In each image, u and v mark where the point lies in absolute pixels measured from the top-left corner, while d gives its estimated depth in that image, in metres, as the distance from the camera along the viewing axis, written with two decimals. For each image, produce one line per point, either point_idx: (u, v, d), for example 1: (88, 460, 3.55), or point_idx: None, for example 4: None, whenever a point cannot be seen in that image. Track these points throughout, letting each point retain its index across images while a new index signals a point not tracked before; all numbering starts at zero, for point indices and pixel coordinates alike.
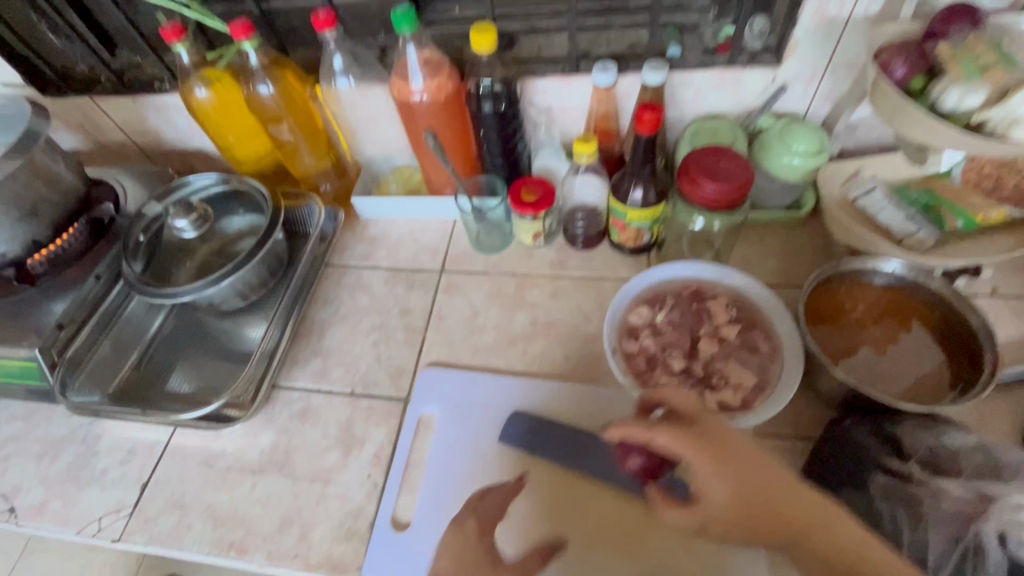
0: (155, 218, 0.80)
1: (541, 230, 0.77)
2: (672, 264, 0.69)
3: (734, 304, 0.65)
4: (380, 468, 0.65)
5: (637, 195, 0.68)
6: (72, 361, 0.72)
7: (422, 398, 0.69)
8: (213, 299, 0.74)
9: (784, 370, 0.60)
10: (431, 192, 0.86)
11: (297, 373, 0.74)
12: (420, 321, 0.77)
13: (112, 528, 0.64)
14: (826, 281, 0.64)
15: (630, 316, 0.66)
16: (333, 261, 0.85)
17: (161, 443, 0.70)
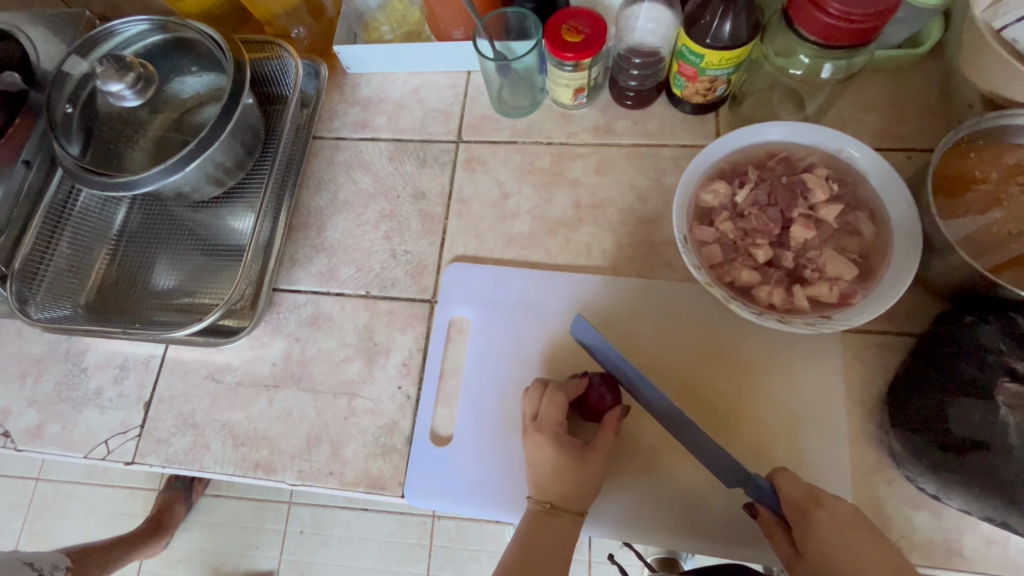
0: (83, 80, 0.61)
1: (585, 84, 0.60)
2: (760, 125, 0.54)
3: (833, 178, 0.53)
4: (410, 379, 0.57)
5: (726, 28, 0.51)
6: (26, 269, 0.61)
7: (451, 299, 0.59)
8: (179, 188, 0.60)
9: (891, 256, 0.50)
10: (438, 36, 0.67)
11: (299, 273, 0.63)
12: (438, 206, 0.64)
13: (123, 451, 0.59)
14: (958, 143, 0.51)
15: (703, 195, 0.53)
16: (321, 133, 0.69)
17: (156, 358, 0.61)
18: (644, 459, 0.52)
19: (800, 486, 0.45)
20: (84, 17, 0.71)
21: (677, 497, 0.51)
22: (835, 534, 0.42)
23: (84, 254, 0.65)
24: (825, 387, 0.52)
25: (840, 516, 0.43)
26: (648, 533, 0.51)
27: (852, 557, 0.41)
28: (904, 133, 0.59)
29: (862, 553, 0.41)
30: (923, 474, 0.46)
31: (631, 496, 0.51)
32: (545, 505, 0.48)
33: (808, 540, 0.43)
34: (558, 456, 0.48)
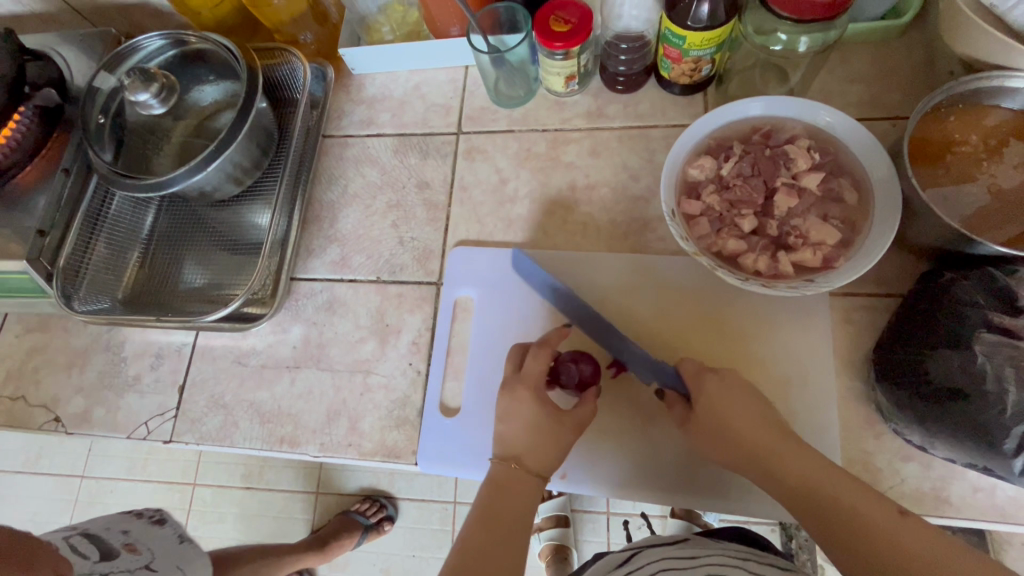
0: (113, 93, 0.66)
1: (575, 71, 0.63)
2: (743, 101, 0.56)
3: (816, 148, 0.55)
4: (420, 356, 0.61)
5: (704, 8, 0.53)
6: (69, 268, 0.67)
7: (456, 280, 0.63)
8: (203, 188, 0.65)
9: (873, 220, 0.51)
10: (435, 34, 0.71)
11: (314, 262, 0.68)
12: (442, 194, 0.67)
13: (161, 431, 0.64)
14: (937, 110, 0.53)
15: (690, 170, 0.56)
16: (331, 132, 0.73)
17: (187, 345, 0.67)
18: (624, 424, 0.55)
19: (695, 362, 0.51)
20: (110, 34, 0.76)
21: (650, 459, 0.54)
22: (722, 395, 0.48)
23: (118, 253, 0.70)
24: (814, 350, 0.54)
25: (727, 380, 0.49)
26: (628, 491, 0.54)
27: (731, 412, 0.47)
28: (888, 103, 0.60)
29: (746, 409, 0.47)
30: (909, 424, 0.48)
31: (612, 459, 0.55)
32: (510, 463, 0.50)
33: (698, 401, 0.48)
34: (536, 412, 0.50)
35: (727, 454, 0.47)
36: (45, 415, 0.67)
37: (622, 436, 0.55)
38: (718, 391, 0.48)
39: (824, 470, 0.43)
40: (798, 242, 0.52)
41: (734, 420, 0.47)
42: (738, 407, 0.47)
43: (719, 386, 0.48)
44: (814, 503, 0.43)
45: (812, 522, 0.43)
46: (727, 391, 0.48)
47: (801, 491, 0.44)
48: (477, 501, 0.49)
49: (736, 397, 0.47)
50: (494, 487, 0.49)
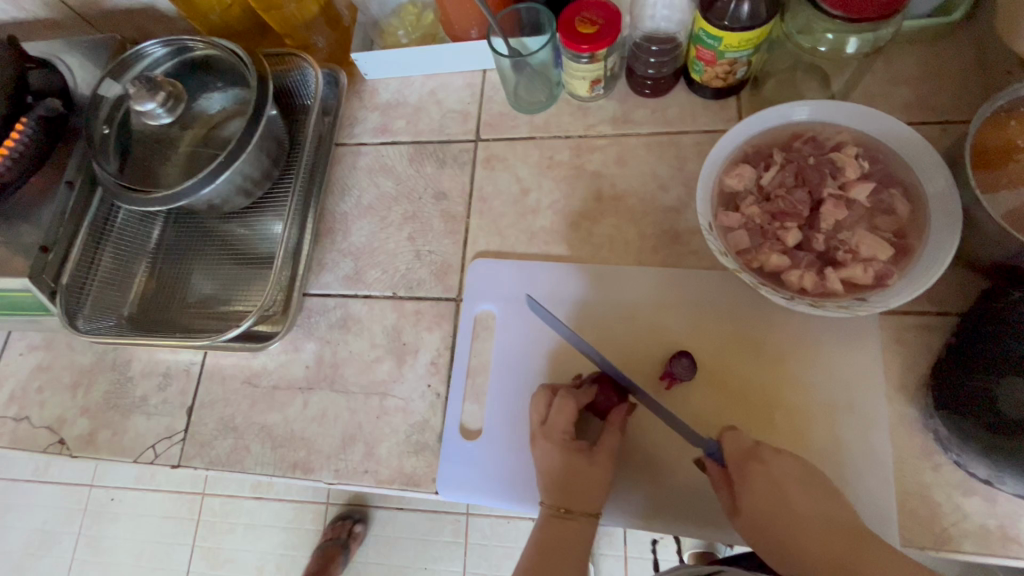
0: (117, 103, 0.64)
1: (601, 75, 0.60)
2: (783, 107, 0.53)
3: (863, 155, 0.51)
4: (439, 377, 0.58)
5: (745, 8, 0.50)
6: (73, 284, 0.64)
7: (476, 295, 0.59)
8: (212, 200, 0.62)
9: (929, 235, 0.48)
10: (452, 36, 0.68)
11: (327, 276, 0.65)
12: (460, 205, 0.64)
13: (169, 455, 0.61)
14: (998, 114, 0.49)
15: (727, 180, 0.52)
16: (343, 140, 0.71)
17: (195, 365, 0.64)
18: (656, 453, 0.52)
19: (739, 442, 0.47)
20: (116, 41, 0.74)
21: (685, 491, 0.51)
22: (774, 491, 0.45)
23: (124, 268, 0.67)
24: (864, 374, 0.50)
25: (774, 468, 0.46)
26: (662, 523, 0.51)
27: (792, 512, 0.44)
28: (938, 106, 0.56)
29: (801, 508, 0.44)
30: (973, 455, 0.44)
31: (647, 492, 0.51)
32: (557, 508, 0.49)
33: (744, 495, 0.45)
34: (567, 460, 0.49)
35: (787, 557, 0.44)
36: (50, 436, 0.65)
37: (654, 467, 0.52)
38: (765, 488, 0.45)
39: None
40: (847, 258, 0.48)
41: (791, 521, 0.44)
42: (790, 503, 0.44)
43: (765, 478, 0.45)
44: None
45: None
46: (781, 486, 0.45)
47: None
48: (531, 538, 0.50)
49: (784, 491, 0.45)
50: (543, 528, 0.49)
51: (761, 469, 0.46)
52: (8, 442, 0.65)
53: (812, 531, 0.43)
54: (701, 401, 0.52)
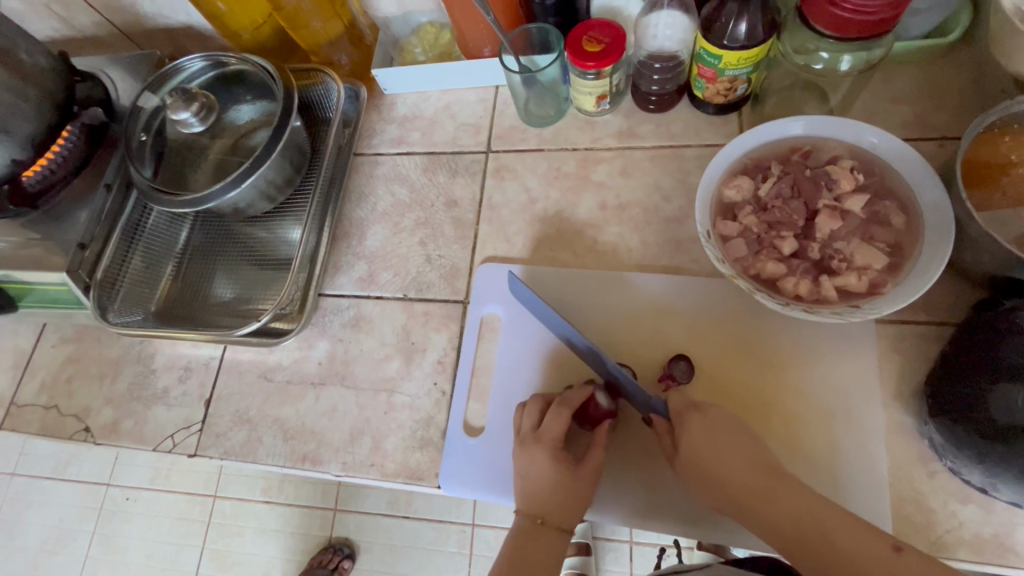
0: (154, 112, 0.69)
1: (606, 91, 0.63)
2: (780, 121, 0.55)
3: (859, 168, 0.53)
4: (445, 376, 0.60)
5: (741, 28, 0.52)
6: (106, 280, 0.68)
7: (483, 298, 0.62)
8: (237, 203, 0.66)
9: (922, 246, 0.49)
10: (467, 54, 0.72)
11: (342, 278, 0.68)
12: (470, 212, 0.67)
13: (187, 444, 0.64)
14: (989, 131, 0.51)
15: (726, 191, 0.54)
16: (362, 151, 0.74)
17: (215, 359, 0.67)
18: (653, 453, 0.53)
19: (682, 398, 0.50)
20: (155, 56, 0.79)
21: (675, 497, 0.52)
22: (708, 434, 0.47)
23: (153, 267, 0.71)
24: (860, 382, 0.51)
25: (711, 417, 0.48)
26: (658, 521, 0.52)
27: (721, 455, 0.46)
28: (936, 123, 0.58)
29: (728, 449, 0.46)
30: (967, 462, 0.45)
31: (645, 494, 0.52)
32: (535, 519, 0.51)
33: (681, 439, 0.48)
34: (556, 470, 0.50)
35: (713, 494, 0.46)
36: (76, 424, 0.68)
37: (650, 467, 0.53)
38: (700, 432, 0.47)
39: (813, 509, 0.43)
40: (841, 267, 0.50)
41: (717, 462, 0.46)
42: (719, 445, 0.47)
43: (700, 424, 0.48)
44: (811, 546, 0.42)
45: (807, 562, 0.42)
46: (714, 430, 0.47)
47: (794, 531, 0.43)
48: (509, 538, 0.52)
49: (718, 436, 0.47)
50: (518, 539, 0.50)
51: (698, 417, 0.48)
52: (38, 428, 0.69)
53: (740, 470, 0.46)
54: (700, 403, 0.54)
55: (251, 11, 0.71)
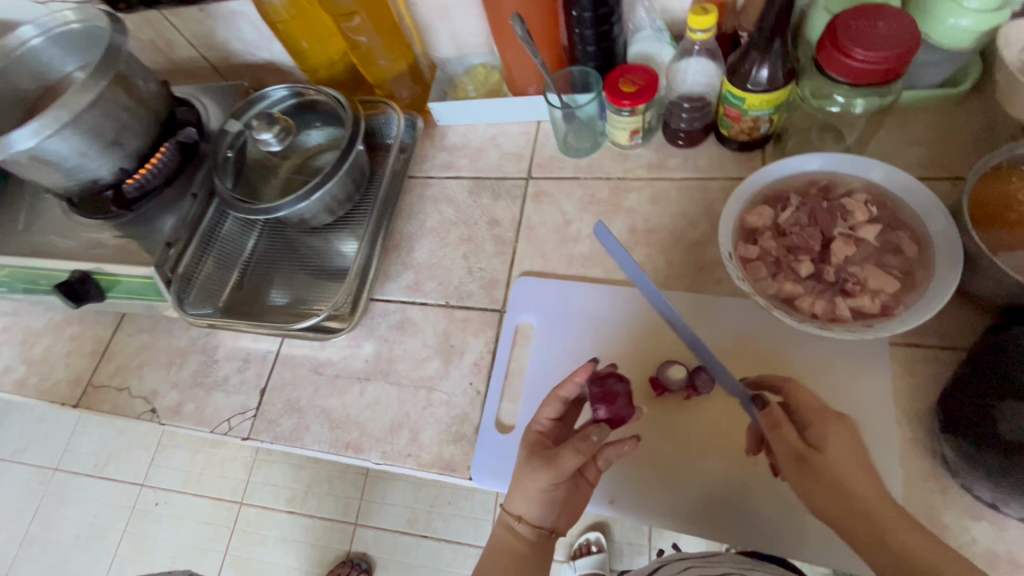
0: (239, 134, 0.79)
1: (639, 127, 0.70)
2: (799, 157, 0.60)
3: (873, 201, 0.57)
4: (480, 377, 0.65)
5: (763, 74, 0.59)
6: (184, 277, 0.76)
7: (519, 308, 0.67)
8: (304, 214, 0.74)
9: (933, 273, 0.53)
10: (514, 92, 0.80)
11: (390, 285, 0.75)
12: (510, 231, 0.74)
13: (241, 428, 0.70)
14: (994, 169, 0.54)
15: (748, 218, 0.59)
16: (414, 174, 0.83)
17: (271, 353, 0.74)
18: (668, 459, 0.57)
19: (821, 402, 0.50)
20: (241, 87, 0.91)
21: (688, 505, 0.55)
22: (847, 442, 0.47)
23: (223, 270, 0.80)
24: (870, 400, 0.54)
25: (850, 429, 0.48)
26: (668, 520, 0.55)
27: (858, 465, 0.46)
28: (949, 164, 0.62)
29: (865, 463, 0.46)
30: (977, 478, 0.47)
31: (662, 497, 0.56)
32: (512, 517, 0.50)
33: (824, 437, 0.47)
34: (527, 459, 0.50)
35: (838, 499, 0.45)
36: (144, 405, 0.75)
37: (667, 472, 0.57)
38: (843, 437, 0.47)
39: (936, 551, 0.41)
40: (855, 289, 0.54)
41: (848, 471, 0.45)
42: (857, 456, 0.46)
43: (842, 429, 0.47)
44: None
45: None
46: (854, 441, 0.47)
47: (912, 562, 0.41)
48: (490, 543, 0.51)
49: (858, 450, 0.46)
50: (492, 547, 0.50)
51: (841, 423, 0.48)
52: (109, 407, 0.76)
53: (872, 486, 0.45)
54: (717, 415, 0.58)
55: (329, 51, 0.82)
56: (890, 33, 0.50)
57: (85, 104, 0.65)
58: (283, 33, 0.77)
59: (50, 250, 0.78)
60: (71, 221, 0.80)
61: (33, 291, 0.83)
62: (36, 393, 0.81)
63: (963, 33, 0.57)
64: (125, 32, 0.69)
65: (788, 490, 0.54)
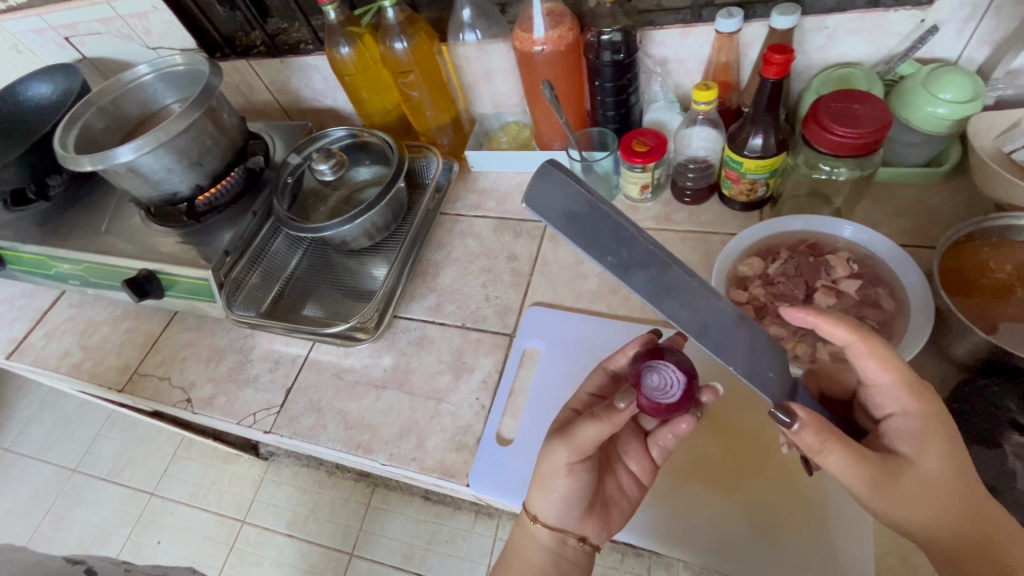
0: (299, 165, 0.90)
1: (649, 182, 0.78)
2: (786, 218, 0.67)
3: (855, 260, 0.63)
4: (487, 392, 0.71)
5: (758, 142, 0.67)
6: (234, 282, 0.85)
7: (528, 333, 0.74)
8: (345, 237, 0.83)
9: (908, 326, 0.57)
10: (540, 146, 0.90)
11: (414, 305, 0.82)
12: (526, 266, 0.81)
13: (264, 422, 0.76)
14: (967, 240, 0.60)
15: (739, 266, 0.66)
16: (447, 211, 0.92)
17: (300, 357, 0.81)
18: (664, 482, 0.62)
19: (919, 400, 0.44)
20: (306, 127, 1.04)
21: (674, 525, 0.59)
22: (951, 453, 0.43)
23: (268, 281, 0.89)
24: None
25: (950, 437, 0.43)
26: (661, 544, 0.59)
27: (963, 484, 0.42)
28: (931, 234, 0.68)
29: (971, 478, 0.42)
30: None
31: (649, 513, 0.60)
32: (532, 516, 0.55)
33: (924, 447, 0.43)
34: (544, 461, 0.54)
35: (944, 521, 0.42)
36: (180, 395, 0.83)
37: (659, 497, 0.61)
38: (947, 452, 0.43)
39: None
40: None
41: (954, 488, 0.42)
42: (962, 470, 0.42)
43: (942, 439, 0.43)
44: None
45: None
46: (953, 453, 0.43)
47: None
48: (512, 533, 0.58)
49: (962, 462, 0.43)
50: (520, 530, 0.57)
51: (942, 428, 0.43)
52: (150, 394, 0.84)
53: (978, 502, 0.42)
54: (705, 445, 0.63)
55: (385, 102, 0.95)
56: (868, 115, 0.58)
57: (180, 129, 0.77)
58: (349, 84, 0.90)
59: (124, 250, 0.89)
60: (146, 227, 0.92)
61: (97, 285, 0.92)
62: (87, 376, 0.89)
63: (938, 121, 0.64)
64: (220, 75, 0.83)
65: (769, 516, 0.58)
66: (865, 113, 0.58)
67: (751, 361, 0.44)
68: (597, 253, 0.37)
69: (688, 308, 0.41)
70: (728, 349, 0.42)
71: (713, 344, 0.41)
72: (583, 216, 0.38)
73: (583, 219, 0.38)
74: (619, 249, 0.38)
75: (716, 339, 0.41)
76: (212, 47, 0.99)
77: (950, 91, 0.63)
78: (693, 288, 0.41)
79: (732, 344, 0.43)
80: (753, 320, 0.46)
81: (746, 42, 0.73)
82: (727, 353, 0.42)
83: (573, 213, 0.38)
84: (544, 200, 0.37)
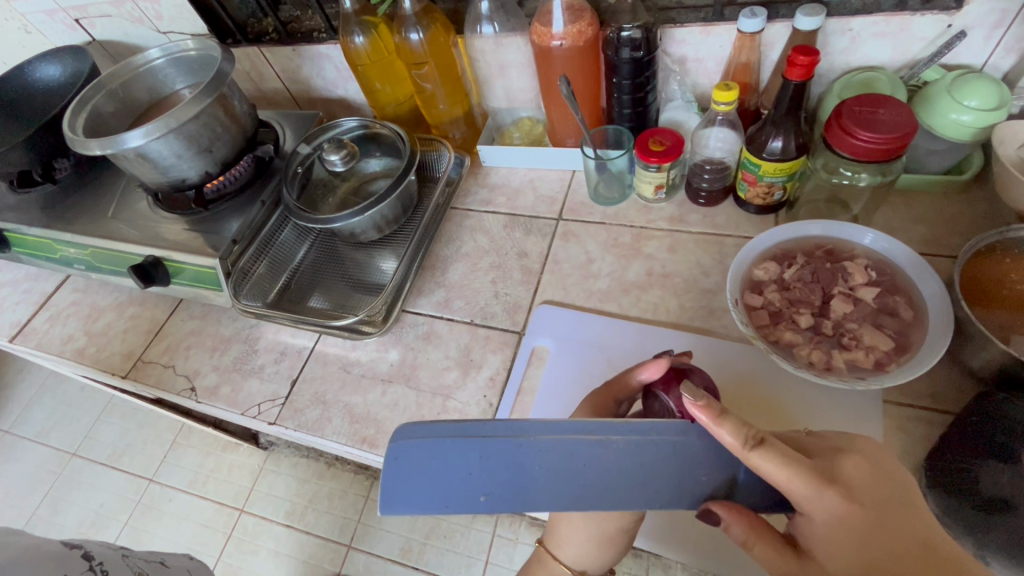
0: (308, 155, 0.89)
1: (664, 182, 0.77)
2: (804, 223, 0.66)
3: (873, 267, 0.63)
4: (494, 390, 0.70)
5: (777, 145, 0.66)
6: (241, 271, 0.84)
7: (537, 331, 0.73)
8: (354, 229, 0.82)
9: (926, 337, 0.57)
10: (553, 143, 0.89)
11: (422, 300, 0.81)
12: (536, 263, 0.80)
13: (269, 414, 0.76)
14: (981, 252, 0.60)
15: (755, 270, 0.65)
16: (456, 205, 0.91)
17: (306, 349, 0.80)
18: None
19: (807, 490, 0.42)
20: (316, 117, 1.03)
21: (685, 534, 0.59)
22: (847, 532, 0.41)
23: (274, 271, 0.88)
24: None
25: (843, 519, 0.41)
26: (672, 547, 0.58)
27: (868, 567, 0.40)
28: (949, 243, 0.67)
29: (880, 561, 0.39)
30: (958, 535, 0.49)
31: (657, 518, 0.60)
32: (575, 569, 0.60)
33: (812, 528, 0.43)
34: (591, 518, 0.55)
35: None
36: (184, 383, 0.82)
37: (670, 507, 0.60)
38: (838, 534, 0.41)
39: None
40: (850, 345, 0.58)
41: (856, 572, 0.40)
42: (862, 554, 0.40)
43: (829, 518, 0.42)
44: None
45: None
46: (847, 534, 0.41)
47: None
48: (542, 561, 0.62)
49: (863, 542, 0.40)
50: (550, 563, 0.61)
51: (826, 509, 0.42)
52: (154, 381, 0.83)
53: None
54: None
55: (398, 94, 0.94)
56: (894, 121, 0.57)
57: (191, 115, 0.76)
58: (362, 74, 0.89)
59: (130, 235, 0.88)
60: (153, 214, 0.91)
61: (102, 270, 0.91)
62: (90, 362, 0.88)
63: (962, 128, 0.63)
64: (232, 61, 0.82)
65: None
66: (891, 120, 0.57)
67: (664, 481, 0.46)
68: (476, 498, 0.46)
69: (577, 464, 0.45)
70: (614, 496, 0.45)
71: (609, 483, 0.45)
72: (404, 471, 0.46)
73: (423, 494, 0.46)
74: (495, 470, 0.46)
75: (613, 475, 0.45)
76: (223, 33, 0.98)
77: (974, 98, 0.62)
78: (592, 443, 0.46)
79: (646, 470, 0.46)
80: (644, 440, 0.46)
81: (768, 43, 0.72)
82: (617, 499, 0.45)
83: (451, 462, 0.46)
84: (419, 458, 0.46)
